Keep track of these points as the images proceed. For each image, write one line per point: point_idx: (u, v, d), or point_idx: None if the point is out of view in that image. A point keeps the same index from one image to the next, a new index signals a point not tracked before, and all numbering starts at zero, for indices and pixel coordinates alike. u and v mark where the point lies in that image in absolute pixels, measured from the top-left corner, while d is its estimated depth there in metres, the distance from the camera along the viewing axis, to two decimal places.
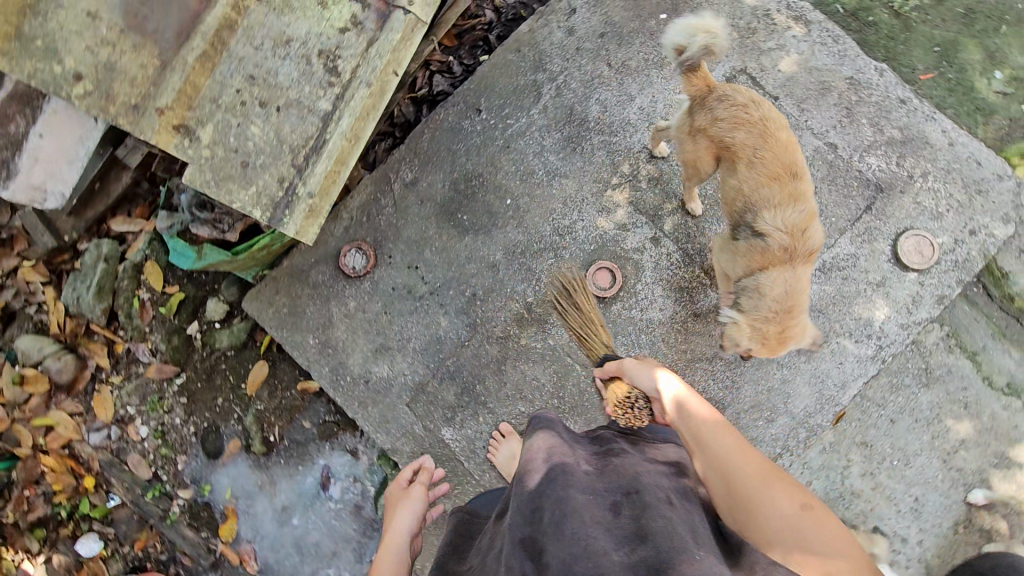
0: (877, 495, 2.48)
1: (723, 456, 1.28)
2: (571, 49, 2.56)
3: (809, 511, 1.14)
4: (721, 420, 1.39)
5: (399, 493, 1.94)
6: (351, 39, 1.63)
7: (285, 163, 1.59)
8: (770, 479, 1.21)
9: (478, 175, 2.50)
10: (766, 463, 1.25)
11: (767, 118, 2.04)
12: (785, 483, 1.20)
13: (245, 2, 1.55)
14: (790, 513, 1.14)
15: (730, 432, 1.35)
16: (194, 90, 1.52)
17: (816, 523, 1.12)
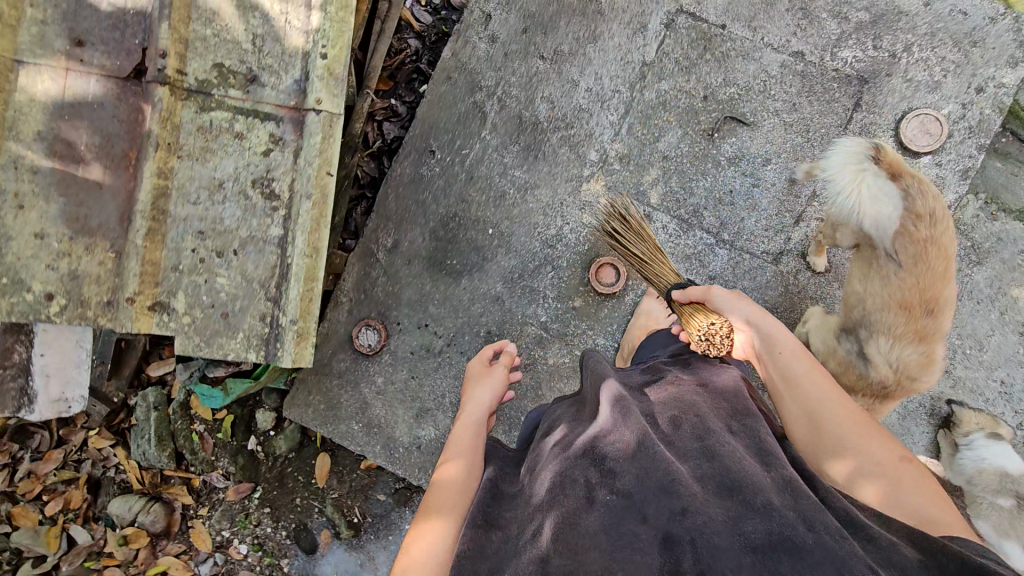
0: (955, 390, 2.38)
1: (819, 403, 1.37)
2: (500, 57, 2.46)
3: (905, 460, 1.27)
4: (818, 367, 1.46)
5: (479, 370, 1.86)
6: (278, 158, 1.62)
7: (261, 299, 1.62)
8: (867, 429, 1.32)
9: (454, 216, 2.48)
10: (859, 418, 1.35)
11: (938, 233, 1.82)
12: (880, 433, 1.32)
13: (167, 163, 1.55)
14: (886, 460, 1.26)
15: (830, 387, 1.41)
16: (155, 266, 1.55)
17: (910, 470, 1.25)
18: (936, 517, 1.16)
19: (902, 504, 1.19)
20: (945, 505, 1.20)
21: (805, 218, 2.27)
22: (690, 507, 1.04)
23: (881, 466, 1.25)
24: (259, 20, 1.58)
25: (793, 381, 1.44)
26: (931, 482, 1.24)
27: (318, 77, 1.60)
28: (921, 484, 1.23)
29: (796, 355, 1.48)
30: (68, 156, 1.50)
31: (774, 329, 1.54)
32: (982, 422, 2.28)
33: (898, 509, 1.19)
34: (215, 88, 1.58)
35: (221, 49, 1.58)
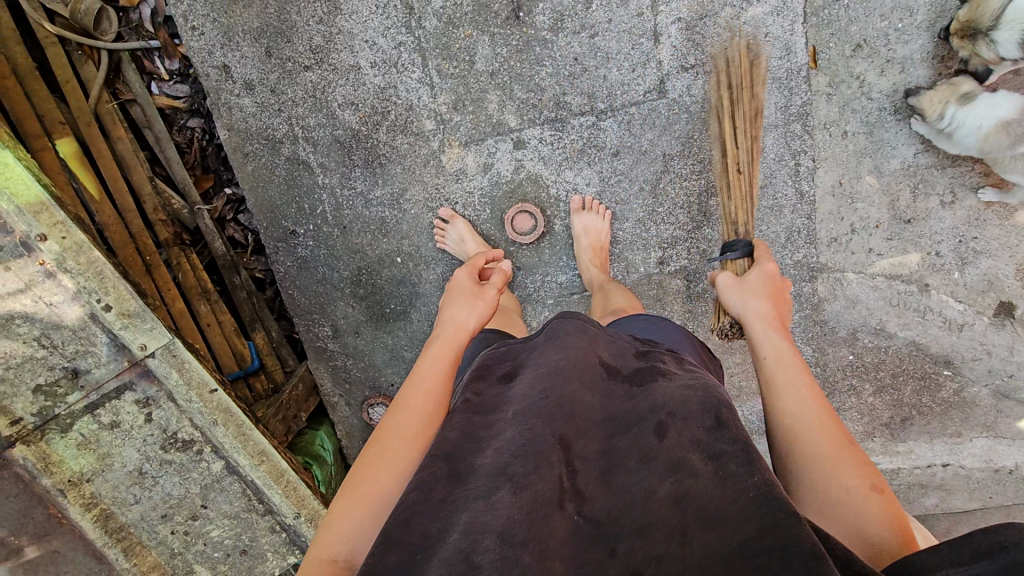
0: (923, 67, 2.03)
1: (797, 411, 1.25)
2: (271, 97, 2.12)
3: (876, 492, 1.09)
4: (805, 371, 1.32)
5: (468, 290, 1.71)
6: (163, 413, 1.53)
7: (258, 518, 1.62)
8: (840, 451, 1.16)
9: (360, 270, 2.29)
10: (840, 436, 1.19)
11: None
12: (856, 460, 1.14)
13: (84, 493, 1.50)
14: (851, 485, 1.10)
15: (816, 397, 1.27)
16: (158, 567, 1.57)
17: (875, 500, 1.08)
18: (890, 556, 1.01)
19: (844, 528, 1.06)
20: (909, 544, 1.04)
21: (662, 31, 1.95)
22: (667, 553, 0.90)
23: (844, 492, 1.10)
24: (26, 323, 1.42)
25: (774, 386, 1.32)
26: (903, 523, 1.06)
27: (122, 329, 1.45)
28: (883, 519, 1.05)
29: (782, 357, 1.38)
30: (10, 554, 1.48)
31: (765, 330, 1.47)
32: (947, 94, 1.90)
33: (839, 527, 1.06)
34: (56, 407, 1.47)
35: (25, 373, 1.45)
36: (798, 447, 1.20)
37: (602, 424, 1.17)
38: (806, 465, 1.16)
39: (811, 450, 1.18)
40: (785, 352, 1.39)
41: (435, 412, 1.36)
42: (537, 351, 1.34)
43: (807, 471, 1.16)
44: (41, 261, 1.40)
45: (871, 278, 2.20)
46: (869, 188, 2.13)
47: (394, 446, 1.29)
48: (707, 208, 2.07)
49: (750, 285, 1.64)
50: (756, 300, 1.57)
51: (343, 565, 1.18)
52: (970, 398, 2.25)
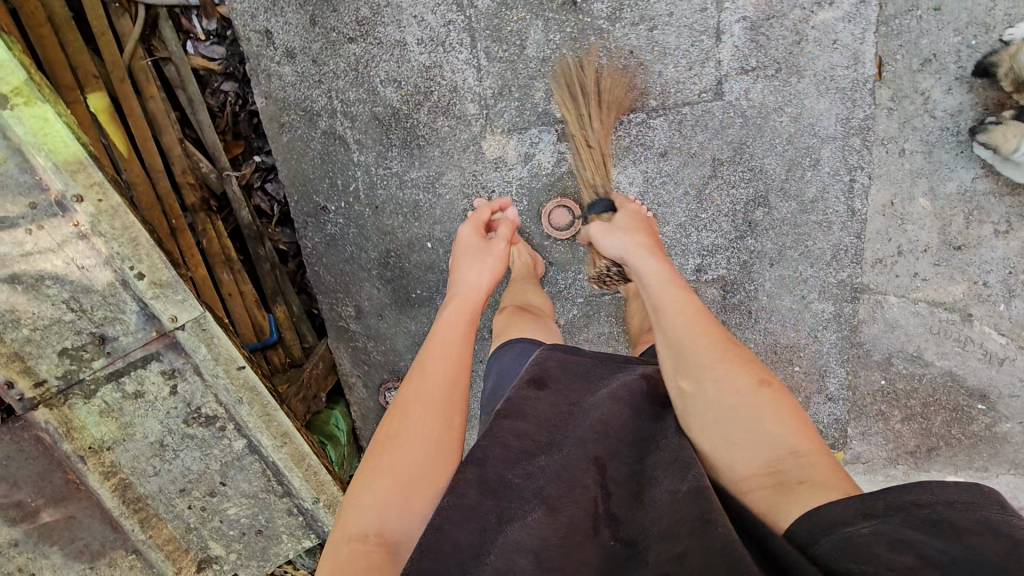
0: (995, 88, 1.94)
1: (680, 331, 1.22)
2: (312, 67, 2.05)
3: (764, 389, 1.11)
4: (681, 290, 1.31)
5: (476, 249, 1.69)
6: (188, 387, 1.50)
7: (275, 500, 1.60)
8: (728, 362, 1.15)
9: (388, 252, 2.24)
10: (726, 345, 1.19)
11: None
12: (742, 363, 1.15)
13: (104, 460, 1.48)
14: (745, 394, 1.10)
15: (698, 315, 1.24)
16: (173, 540, 1.56)
17: (767, 403, 1.09)
18: (805, 459, 1.02)
19: (749, 442, 1.05)
20: (812, 439, 1.06)
21: (725, 29, 1.87)
22: (690, 551, 0.87)
23: (740, 404, 1.09)
24: (56, 285, 1.38)
25: (659, 311, 1.29)
26: (795, 412, 1.09)
27: (153, 299, 1.41)
28: (781, 420, 1.07)
29: (665, 279, 1.36)
30: (28, 515, 1.49)
31: (642, 257, 1.45)
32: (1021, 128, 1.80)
33: (751, 452, 1.05)
34: (81, 372, 1.44)
35: (52, 336, 1.41)
36: (691, 370, 1.15)
37: (634, 447, 1.15)
38: (704, 389, 1.12)
39: (702, 369, 1.14)
40: (661, 272, 1.39)
41: (458, 378, 1.32)
42: (569, 372, 1.33)
43: (701, 389, 1.13)
44: (76, 222, 1.35)
45: (913, 303, 2.13)
46: (921, 211, 2.05)
47: (415, 414, 1.24)
48: (752, 217, 2.00)
49: (622, 223, 1.63)
50: (630, 233, 1.55)
51: (375, 543, 1.09)
52: (1002, 434, 2.19)
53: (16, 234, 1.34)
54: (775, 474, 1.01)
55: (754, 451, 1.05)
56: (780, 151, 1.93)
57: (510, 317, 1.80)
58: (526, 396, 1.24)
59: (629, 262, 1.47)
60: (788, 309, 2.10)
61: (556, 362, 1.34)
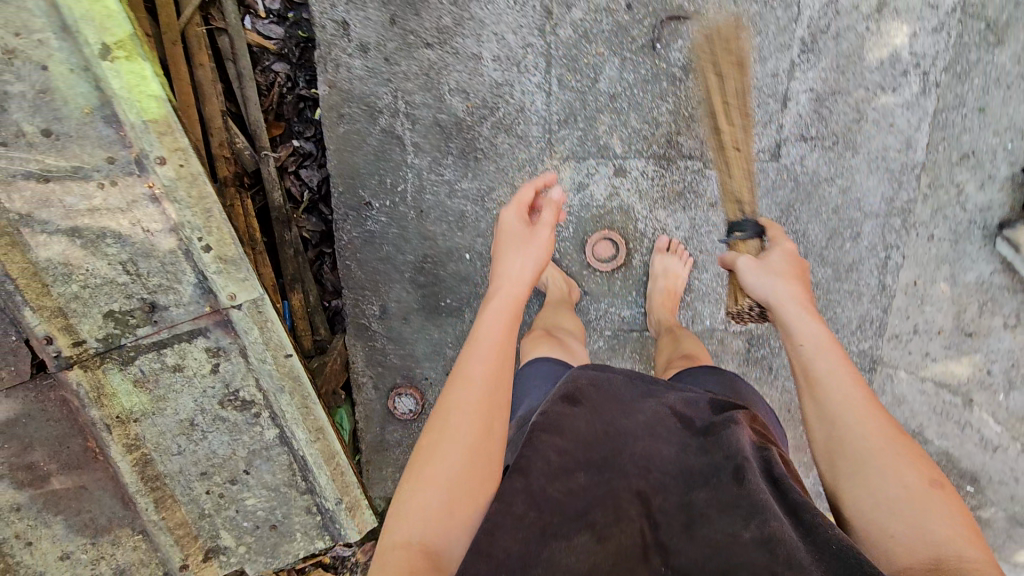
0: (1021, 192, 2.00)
1: (841, 404, 1.16)
2: (382, 65, 2.05)
3: (935, 488, 1.02)
4: (849, 366, 1.22)
5: (521, 233, 1.43)
6: (230, 367, 1.45)
7: (295, 496, 1.55)
8: (893, 446, 1.08)
9: (425, 257, 2.23)
10: (892, 429, 1.12)
11: None
12: (912, 455, 1.07)
13: (129, 433, 1.42)
14: (914, 488, 1.01)
15: (859, 388, 1.18)
16: (185, 525, 1.49)
17: (938, 501, 1.00)
18: (977, 570, 0.90)
19: (905, 533, 0.96)
20: (983, 550, 0.94)
21: (792, 96, 1.92)
22: None
23: (902, 493, 1.01)
24: (117, 245, 1.33)
25: (814, 379, 1.23)
26: (969, 522, 0.98)
27: (214, 273, 1.37)
28: (949, 522, 0.96)
29: (822, 349, 1.26)
30: (36, 480, 1.40)
31: (805, 325, 1.32)
32: None
33: (909, 541, 0.95)
34: (123, 337, 1.39)
35: (101, 296, 1.36)
36: (845, 446, 1.11)
37: (679, 478, 1.12)
38: (862, 469, 1.07)
39: (864, 450, 1.09)
40: (824, 342, 1.28)
41: (505, 369, 1.18)
42: (599, 394, 1.29)
43: (854, 468, 1.08)
44: (150, 184, 1.32)
45: (920, 380, 2.22)
46: (940, 295, 2.13)
47: (456, 417, 1.12)
48: None
49: (772, 264, 1.48)
50: (785, 279, 1.44)
51: (419, 550, 0.99)
52: (985, 518, 2.29)
53: (87, 187, 1.29)
54: (937, 566, 0.90)
55: (912, 545, 0.95)
56: (823, 219, 2.01)
57: (534, 339, 1.83)
58: (561, 411, 1.20)
59: (783, 325, 1.37)
60: None
61: (587, 380, 1.32)
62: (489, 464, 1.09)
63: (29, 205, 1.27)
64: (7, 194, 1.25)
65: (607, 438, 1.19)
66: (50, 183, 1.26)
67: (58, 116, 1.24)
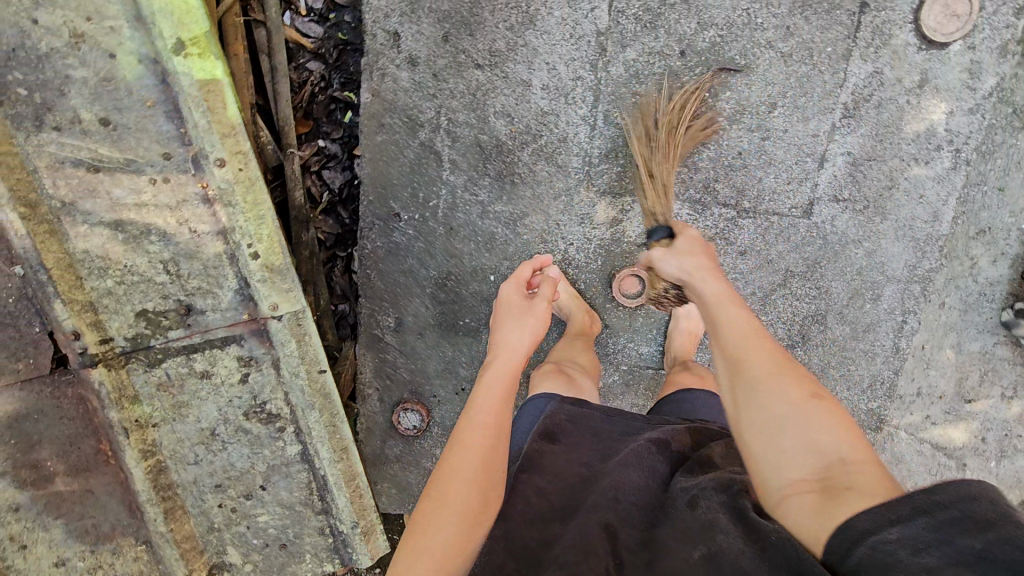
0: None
1: (733, 337, 1.23)
2: (429, 79, 2.04)
3: (815, 399, 1.10)
4: (748, 314, 1.28)
5: (521, 305, 1.64)
6: (260, 378, 1.40)
7: (310, 516, 1.49)
8: (781, 369, 1.16)
9: (449, 274, 2.20)
10: (781, 355, 1.20)
11: None
12: (793, 373, 1.15)
13: (146, 438, 1.36)
14: (797, 400, 1.10)
15: (739, 310, 1.30)
16: (191, 539, 1.43)
17: (817, 409, 1.09)
18: (854, 469, 1.01)
19: (801, 452, 1.05)
20: (862, 449, 1.04)
21: (829, 157, 1.97)
22: None
23: (789, 408, 1.10)
24: (161, 242, 1.32)
25: (707, 304, 1.34)
26: (845, 422, 1.08)
27: (259, 281, 1.34)
28: (832, 428, 1.06)
29: (722, 301, 1.33)
30: (40, 479, 1.32)
31: (708, 281, 1.39)
32: None
33: (798, 455, 1.05)
34: (152, 338, 1.34)
35: (136, 294, 1.33)
36: (744, 372, 1.17)
37: (648, 510, 1.21)
38: (755, 390, 1.14)
39: (758, 380, 1.15)
40: (723, 296, 1.34)
41: (501, 425, 1.30)
42: (574, 437, 1.43)
43: (749, 394, 1.15)
44: (204, 183, 1.33)
45: (919, 441, 2.25)
46: (945, 360, 2.18)
47: (445, 477, 1.23)
48: (808, 331, 2.11)
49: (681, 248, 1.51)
50: (693, 257, 1.46)
51: None
52: None
53: (137, 181, 1.30)
54: (824, 479, 1.01)
55: (804, 459, 1.04)
56: (846, 278, 2.06)
57: (544, 373, 1.79)
58: (540, 451, 1.38)
59: (692, 286, 1.41)
60: None
61: (566, 417, 1.47)
62: (484, 517, 1.22)
63: (74, 194, 1.29)
64: (52, 179, 1.29)
65: (583, 480, 1.32)
66: (99, 173, 1.30)
67: (118, 105, 1.30)
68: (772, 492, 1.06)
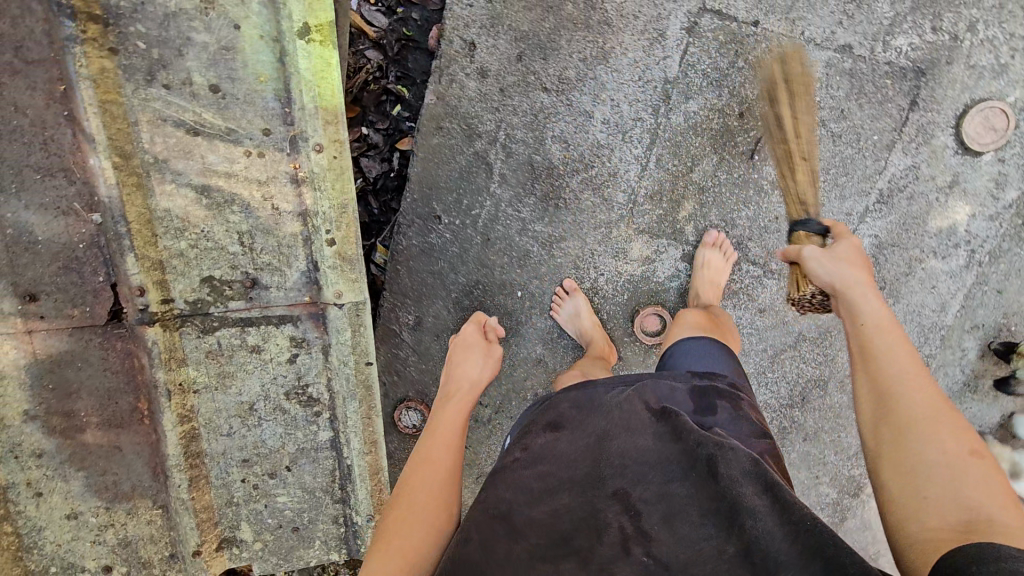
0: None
1: (895, 373, 1.18)
2: (495, 93, 2.09)
3: (974, 457, 1.03)
4: (907, 344, 1.23)
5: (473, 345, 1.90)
6: (308, 361, 1.51)
7: (328, 504, 1.59)
8: (942, 416, 1.09)
9: (477, 283, 2.22)
10: (941, 400, 1.13)
11: None
12: (957, 424, 1.08)
13: (187, 403, 1.44)
14: (955, 451, 1.03)
15: (908, 353, 1.21)
16: (209, 510, 1.50)
17: (977, 469, 1.01)
18: (1001, 526, 0.93)
19: (945, 499, 0.98)
20: (1017, 517, 0.95)
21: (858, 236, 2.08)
22: None
23: (944, 458, 1.03)
24: (241, 214, 1.43)
25: (868, 346, 1.25)
26: (1005, 492, 0.99)
27: (330, 267, 1.48)
28: (989, 489, 0.98)
29: (882, 327, 1.26)
30: (70, 429, 1.38)
31: (865, 297, 1.34)
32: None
33: (941, 501, 0.99)
34: (212, 305, 1.45)
35: (206, 260, 1.43)
36: (896, 410, 1.12)
37: (658, 475, 1.14)
38: (908, 434, 1.08)
39: (913, 421, 1.10)
40: (887, 321, 1.27)
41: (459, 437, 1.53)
42: (580, 411, 1.28)
43: (901, 436, 1.09)
44: (295, 165, 1.45)
45: None
46: None
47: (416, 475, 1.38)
48: (808, 395, 2.24)
49: (839, 252, 1.47)
50: (850, 266, 1.41)
51: None
52: None
53: (233, 151, 1.40)
54: (965, 530, 0.93)
55: (945, 508, 0.97)
56: None
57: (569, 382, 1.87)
58: (545, 443, 1.25)
59: (847, 297, 1.35)
60: (800, 483, 2.30)
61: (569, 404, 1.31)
62: (449, 503, 1.36)
63: (169, 152, 1.38)
64: (151, 135, 1.37)
65: (596, 450, 1.21)
66: (197, 138, 1.39)
67: (233, 75, 1.39)
68: (902, 532, 0.99)
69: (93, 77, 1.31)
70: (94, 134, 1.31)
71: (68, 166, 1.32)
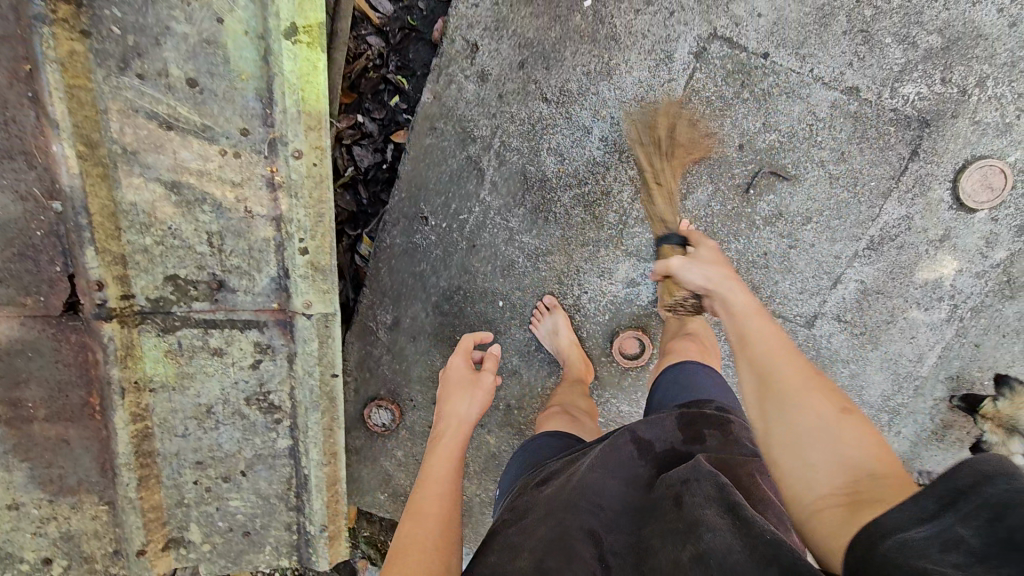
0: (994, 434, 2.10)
1: (762, 354, 1.20)
2: (494, 99, 2.03)
3: (845, 415, 1.06)
4: (772, 323, 1.26)
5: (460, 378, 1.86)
6: (271, 367, 1.51)
7: (282, 510, 1.59)
8: (810, 384, 1.12)
9: (458, 289, 2.19)
10: (806, 365, 1.17)
11: None
12: (823, 386, 1.12)
13: (141, 402, 1.43)
14: (827, 417, 1.06)
15: (774, 330, 1.25)
16: (157, 509, 1.50)
17: (850, 429, 1.04)
18: (881, 482, 0.95)
19: (828, 470, 1.00)
20: (889, 465, 0.99)
21: (844, 279, 2.08)
22: None
23: (821, 427, 1.05)
24: (212, 213, 1.40)
25: (741, 332, 1.27)
26: (878, 444, 1.03)
27: (301, 276, 1.47)
28: (863, 445, 1.02)
29: (752, 312, 1.29)
30: (17, 419, 1.36)
31: (726, 283, 1.38)
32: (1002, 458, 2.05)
33: (827, 471, 1.00)
34: (175, 304, 1.44)
35: (172, 258, 1.42)
36: (774, 390, 1.13)
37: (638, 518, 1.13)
38: (783, 413, 1.10)
39: (785, 395, 1.12)
40: (753, 306, 1.31)
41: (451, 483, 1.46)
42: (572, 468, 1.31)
43: (777, 415, 1.11)
44: (273, 169, 1.42)
45: None
46: None
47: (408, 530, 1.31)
48: None
49: (702, 257, 1.50)
50: (716, 264, 1.44)
51: None
52: None
53: (207, 149, 1.37)
54: (850, 496, 0.95)
55: (832, 481, 0.99)
56: None
57: (550, 415, 1.85)
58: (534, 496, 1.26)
59: (716, 293, 1.38)
60: None
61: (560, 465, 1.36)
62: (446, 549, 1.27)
63: (140, 145, 1.34)
64: (121, 125, 1.32)
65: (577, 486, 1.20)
66: (169, 132, 1.35)
67: (213, 70, 1.34)
68: (802, 514, 1.00)
69: (59, 60, 1.24)
70: (55, 117, 1.25)
71: (29, 150, 1.27)
